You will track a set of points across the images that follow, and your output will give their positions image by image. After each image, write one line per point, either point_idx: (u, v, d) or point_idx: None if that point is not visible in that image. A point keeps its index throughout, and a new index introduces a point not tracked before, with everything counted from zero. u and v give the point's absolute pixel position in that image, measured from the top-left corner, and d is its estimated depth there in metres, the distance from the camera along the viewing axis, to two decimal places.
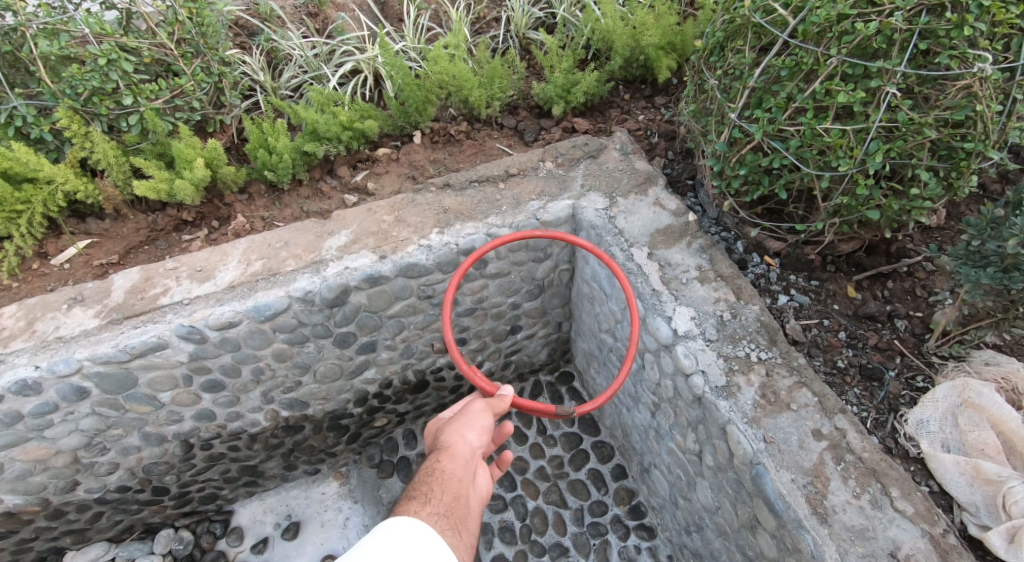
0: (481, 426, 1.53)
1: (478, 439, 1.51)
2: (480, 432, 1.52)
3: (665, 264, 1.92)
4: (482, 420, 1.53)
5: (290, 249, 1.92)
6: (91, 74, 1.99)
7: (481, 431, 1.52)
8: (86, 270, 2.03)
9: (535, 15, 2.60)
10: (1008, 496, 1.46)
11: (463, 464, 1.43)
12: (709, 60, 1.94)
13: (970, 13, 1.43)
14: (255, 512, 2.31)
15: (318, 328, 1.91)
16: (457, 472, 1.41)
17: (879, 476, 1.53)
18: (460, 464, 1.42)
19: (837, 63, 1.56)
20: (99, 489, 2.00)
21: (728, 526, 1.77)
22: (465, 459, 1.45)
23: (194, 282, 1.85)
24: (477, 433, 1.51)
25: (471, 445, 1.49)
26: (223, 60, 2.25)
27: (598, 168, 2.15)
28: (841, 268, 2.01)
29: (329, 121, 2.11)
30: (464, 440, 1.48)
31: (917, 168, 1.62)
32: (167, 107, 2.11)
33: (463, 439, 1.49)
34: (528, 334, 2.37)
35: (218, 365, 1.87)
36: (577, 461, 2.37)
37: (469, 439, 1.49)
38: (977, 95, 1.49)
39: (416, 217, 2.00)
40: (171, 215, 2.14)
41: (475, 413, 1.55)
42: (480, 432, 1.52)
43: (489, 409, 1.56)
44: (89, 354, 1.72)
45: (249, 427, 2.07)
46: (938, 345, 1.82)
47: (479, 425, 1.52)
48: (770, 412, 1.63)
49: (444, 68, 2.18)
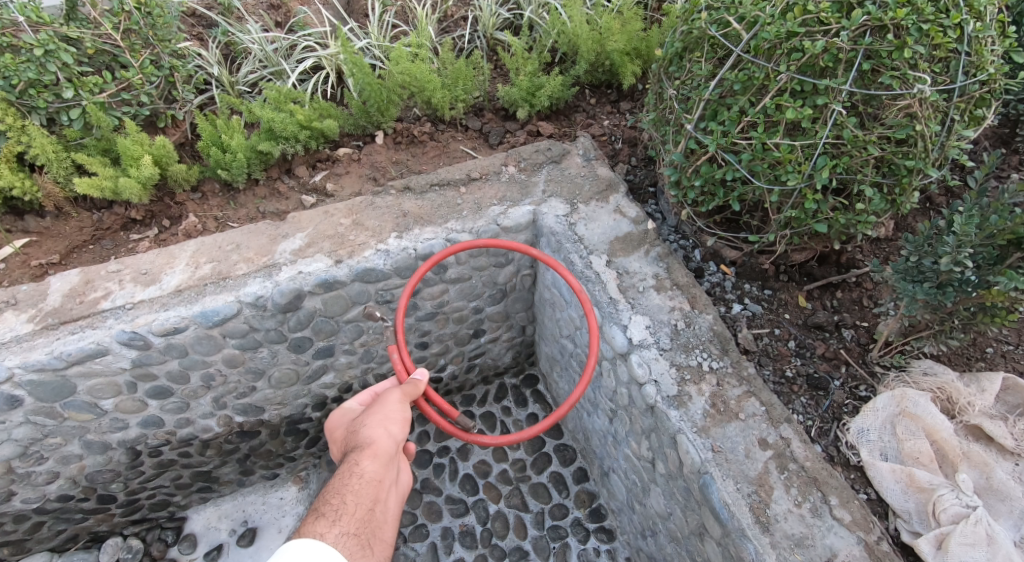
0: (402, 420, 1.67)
1: (399, 433, 1.66)
2: (402, 427, 1.66)
3: (623, 273, 1.95)
4: (406, 415, 1.67)
5: (241, 251, 1.90)
6: (27, 64, 1.90)
7: (401, 427, 1.67)
8: (23, 270, 1.97)
9: (502, 16, 2.58)
10: (937, 503, 1.53)
11: (382, 465, 1.59)
12: (667, 69, 1.94)
13: (910, 36, 1.47)
14: (209, 519, 2.30)
15: (271, 333, 1.89)
16: (376, 475, 1.57)
17: (819, 485, 1.58)
18: (381, 465, 1.59)
19: (786, 79, 1.59)
20: (38, 499, 1.95)
21: (679, 532, 1.82)
22: (387, 460, 1.61)
23: (137, 286, 1.82)
24: (400, 430, 1.66)
25: (393, 444, 1.64)
26: (175, 52, 2.19)
27: (560, 174, 2.16)
28: (793, 278, 2.07)
29: (286, 120, 2.07)
30: (387, 438, 1.63)
31: (862, 183, 1.65)
32: (113, 100, 2.05)
33: (385, 435, 1.63)
34: (490, 338, 2.38)
35: (163, 371, 1.84)
36: (537, 463, 2.40)
37: (392, 437, 1.64)
38: (916, 115, 1.54)
39: (375, 220, 1.99)
40: (118, 214, 2.09)
41: (399, 406, 1.67)
42: (402, 429, 1.66)
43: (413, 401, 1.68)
44: (21, 362, 1.68)
45: (201, 433, 2.04)
46: (881, 355, 1.89)
47: (402, 419, 1.66)
48: (720, 421, 1.68)
49: (406, 68, 2.16)
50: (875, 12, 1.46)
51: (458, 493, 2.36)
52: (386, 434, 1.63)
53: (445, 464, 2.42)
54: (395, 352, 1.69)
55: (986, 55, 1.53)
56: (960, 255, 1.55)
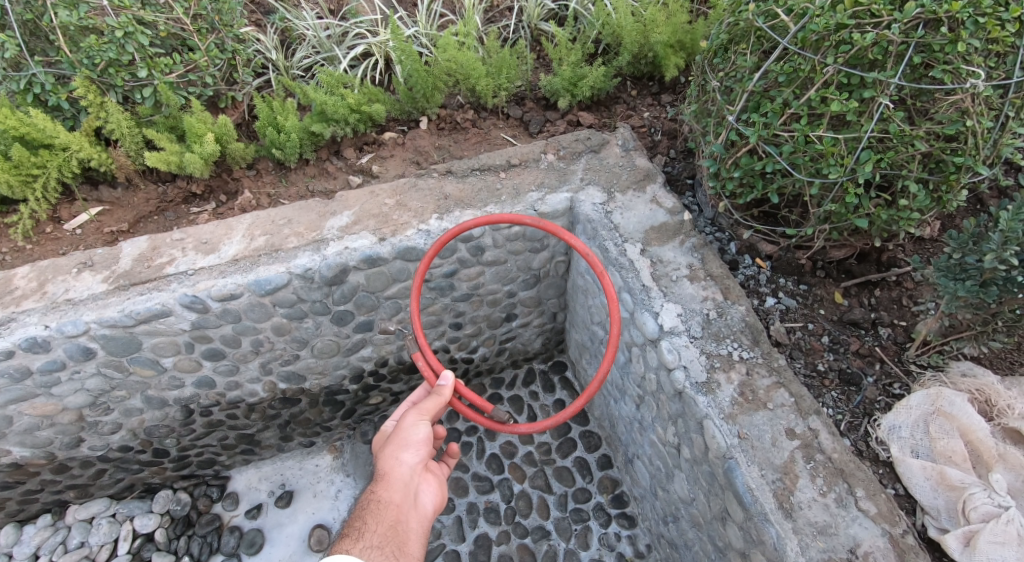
0: (416, 442, 1.74)
1: (415, 456, 1.73)
2: (417, 451, 1.73)
3: (657, 261, 1.97)
4: (419, 437, 1.74)
5: (293, 226, 2.00)
6: (108, 45, 2.03)
7: (416, 450, 1.73)
8: (97, 236, 2.11)
9: (547, 7, 2.64)
10: (968, 502, 1.51)
11: (398, 489, 1.67)
12: (712, 62, 1.95)
13: (966, 29, 1.44)
14: (251, 479, 2.41)
15: (317, 305, 1.98)
16: (394, 500, 1.65)
17: (846, 476, 1.58)
18: (396, 491, 1.67)
19: (833, 71, 1.57)
20: (102, 448, 2.10)
21: (702, 517, 1.84)
22: (402, 484, 1.68)
23: (199, 254, 1.93)
24: (414, 453, 1.73)
25: (409, 467, 1.72)
26: (238, 37, 2.31)
27: (599, 163, 2.20)
28: (831, 274, 2.05)
29: (338, 103, 2.17)
30: (400, 464, 1.70)
31: (907, 179, 1.63)
32: (181, 81, 2.16)
33: (398, 462, 1.71)
34: (522, 323, 2.43)
35: (219, 334, 1.95)
36: (563, 447, 2.44)
37: (406, 461, 1.71)
38: (967, 111, 1.52)
39: (418, 201, 2.06)
40: (181, 188, 2.22)
41: (411, 429, 1.74)
42: (416, 451, 1.73)
43: (426, 418, 1.76)
44: (96, 318, 1.81)
45: (248, 397, 2.15)
46: (918, 354, 1.86)
47: (415, 442, 1.74)
48: (747, 409, 1.69)
49: (453, 56, 2.24)
50: (930, 4, 1.44)
51: (485, 471, 2.41)
52: (402, 460, 1.71)
53: (472, 442, 2.48)
54: (421, 358, 1.82)
55: None
56: (1005, 253, 1.52)
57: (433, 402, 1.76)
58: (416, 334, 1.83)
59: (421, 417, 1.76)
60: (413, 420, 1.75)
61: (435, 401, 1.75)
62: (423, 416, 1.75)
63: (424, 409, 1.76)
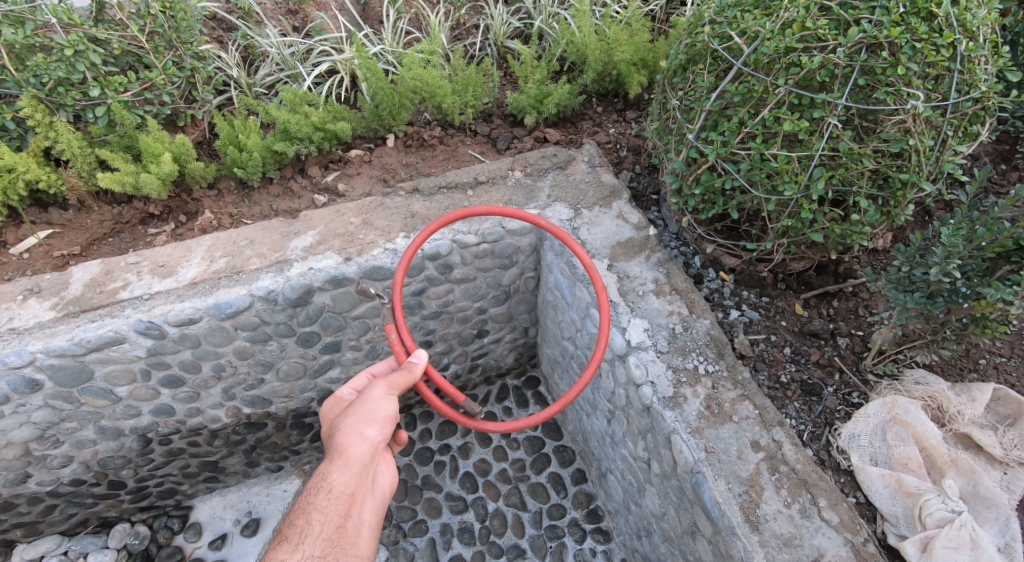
0: (382, 418, 1.61)
1: (377, 433, 1.61)
2: (380, 428, 1.61)
3: (624, 277, 2.00)
4: (386, 414, 1.61)
5: (255, 247, 1.97)
6: (57, 64, 1.98)
7: (380, 427, 1.61)
8: (46, 260, 2.05)
9: (513, 25, 2.67)
10: (924, 508, 1.57)
11: (355, 473, 1.57)
12: (671, 81, 1.96)
13: (904, 54, 1.49)
14: (214, 508, 2.36)
15: (281, 327, 1.95)
16: (347, 486, 1.55)
17: (809, 487, 1.63)
18: (352, 474, 1.56)
19: (784, 93, 1.61)
20: (52, 482, 2.03)
21: (673, 531, 1.87)
22: (359, 468, 1.57)
23: (155, 277, 1.89)
24: (378, 429, 1.60)
25: (369, 445, 1.59)
26: (197, 55, 2.26)
27: (565, 180, 2.22)
28: (791, 286, 2.11)
29: (301, 121, 2.15)
30: (361, 442, 1.58)
31: (857, 195, 1.66)
32: (137, 100, 2.13)
33: (359, 438, 1.59)
34: (494, 339, 2.44)
35: (177, 360, 1.91)
36: (537, 463, 2.45)
37: (368, 438, 1.59)
38: (910, 130, 1.57)
39: (384, 220, 2.06)
40: (137, 209, 2.17)
41: (375, 403, 1.60)
42: (380, 427, 1.61)
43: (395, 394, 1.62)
44: (43, 347, 1.75)
45: (210, 423, 2.11)
46: (874, 363, 1.92)
47: (379, 418, 1.60)
48: (713, 422, 1.72)
49: (418, 74, 2.23)
50: (871, 29, 1.49)
51: (458, 490, 2.41)
52: (364, 439, 1.59)
53: (446, 461, 2.48)
54: (394, 332, 1.69)
55: (979, 73, 1.55)
56: (949, 266, 1.58)
57: (404, 377, 1.64)
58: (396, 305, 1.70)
59: (388, 391, 1.62)
60: (380, 394, 1.61)
61: (404, 377, 1.64)
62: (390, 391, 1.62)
63: (394, 383, 1.62)
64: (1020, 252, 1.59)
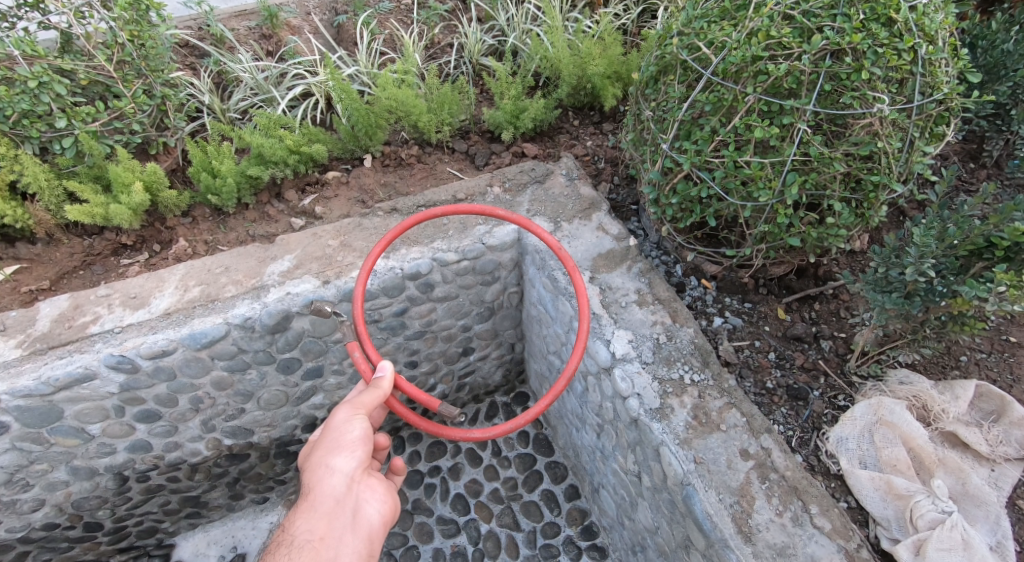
0: (351, 443, 1.57)
1: (349, 459, 1.56)
2: (350, 454, 1.56)
3: (605, 289, 1.99)
4: (351, 437, 1.56)
5: (230, 274, 1.95)
6: (21, 96, 1.95)
7: (349, 452, 1.56)
8: (13, 297, 2.00)
9: (487, 43, 2.69)
10: (915, 510, 1.57)
11: (322, 515, 1.50)
12: (644, 92, 1.96)
13: (867, 59, 1.51)
14: (198, 545, 2.33)
15: (260, 354, 1.93)
16: (316, 531, 1.48)
17: (800, 494, 1.62)
18: (322, 518, 1.49)
19: (753, 100, 1.61)
20: (23, 528, 1.99)
21: (667, 545, 1.85)
22: (329, 506, 1.51)
23: (126, 310, 1.86)
24: (349, 456, 1.56)
25: (344, 475, 1.54)
26: (168, 82, 2.25)
27: (544, 194, 2.22)
28: (773, 290, 2.11)
29: (275, 146, 2.13)
30: (330, 474, 1.54)
31: (831, 199, 1.67)
32: (106, 129, 2.11)
33: (326, 470, 1.54)
34: (480, 356, 2.42)
35: (152, 394, 1.88)
36: (529, 481, 2.43)
37: (338, 468, 1.54)
38: (878, 133, 1.58)
39: (362, 241, 2.04)
40: (109, 240, 2.15)
41: (340, 429, 1.57)
42: (349, 453, 1.56)
43: (359, 413, 1.58)
44: (8, 389, 1.71)
45: (189, 457, 2.09)
46: (858, 365, 1.92)
47: (348, 443, 1.56)
48: (701, 432, 1.71)
49: (393, 94, 2.21)
50: (833, 36, 1.50)
51: (449, 513, 2.38)
52: (334, 474, 1.54)
53: (436, 484, 2.44)
54: (357, 350, 1.63)
55: (940, 76, 1.58)
56: (924, 265, 1.58)
57: (371, 396, 1.59)
58: (362, 327, 1.66)
59: (354, 413, 1.58)
60: (344, 418, 1.58)
61: (373, 396, 1.58)
62: (353, 412, 1.58)
63: (360, 403, 1.59)
64: (992, 249, 1.61)
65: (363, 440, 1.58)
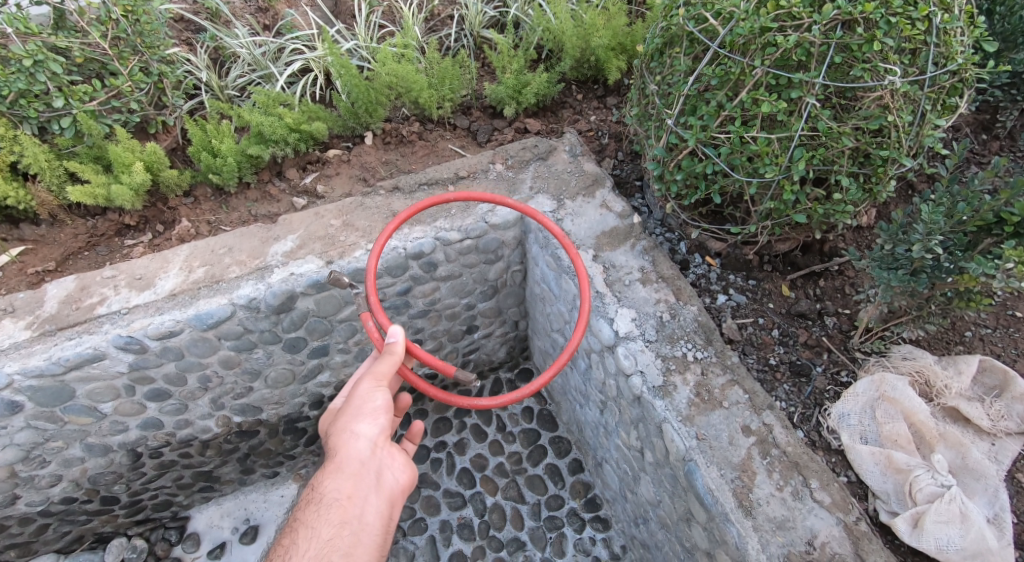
0: (373, 410, 1.57)
1: (372, 425, 1.56)
2: (372, 419, 1.56)
3: (609, 267, 1.99)
4: (373, 405, 1.57)
5: (234, 254, 1.96)
6: (16, 75, 1.95)
7: (372, 419, 1.56)
8: (19, 278, 2.01)
9: (488, 14, 2.64)
10: (914, 483, 1.60)
11: (348, 478, 1.51)
12: (649, 65, 1.93)
13: (879, 29, 1.48)
14: (212, 517, 2.39)
15: (266, 334, 1.95)
16: (343, 492, 1.50)
17: (800, 469, 1.64)
18: (348, 480, 1.51)
19: (761, 74, 1.58)
20: (42, 502, 2.03)
21: (669, 517, 1.88)
22: (354, 470, 1.52)
23: (132, 291, 1.88)
24: (372, 423, 1.56)
25: (367, 440, 1.55)
26: (164, 59, 2.23)
27: (547, 171, 2.20)
28: (777, 267, 2.10)
29: (275, 124, 2.11)
30: (354, 438, 1.54)
31: (839, 173, 1.65)
32: (104, 108, 2.09)
33: (351, 435, 1.55)
34: (484, 334, 2.43)
35: (161, 373, 1.90)
36: (533, 455, 2.46)
37: (362, 433, 1.55)
38: (888, 107, 1.55)
39: (364, 220, 2.04)
40: (112, 220, 2.15)
41: (363, 397, 1.57)
42: (372, 419, 1.56)
43: (380, 381, 1.58)
44: (19, 369, 1.73)
45: (200, 434, 2.12)
46: (862, 341, 1.93)
47: (371, 409, 1.57)
48: (704, 409, 1.73)
49: (392, 69, 2.18)
50: (844, 6, 1.46)
51: (456, 487, 2.42)
52: (357, 439, 1.55)
53: (442, 459, 2.48)
54: (371, 319, 1.65)
55: (955, 46, 1.55)
56: (931, 242, 1.57)
57: (388, 365, 1.59)
58: (373, 296, 1.65)
59: (376, 382, 1.58)
60: (367, 386, 1.57)
61: (391, 363, 1.59)
62: (373, 381, 1.58)
63: (379, 373, 1.58)
64: (1002, 224, 1.60)
65: (384, 406, 1.58)
